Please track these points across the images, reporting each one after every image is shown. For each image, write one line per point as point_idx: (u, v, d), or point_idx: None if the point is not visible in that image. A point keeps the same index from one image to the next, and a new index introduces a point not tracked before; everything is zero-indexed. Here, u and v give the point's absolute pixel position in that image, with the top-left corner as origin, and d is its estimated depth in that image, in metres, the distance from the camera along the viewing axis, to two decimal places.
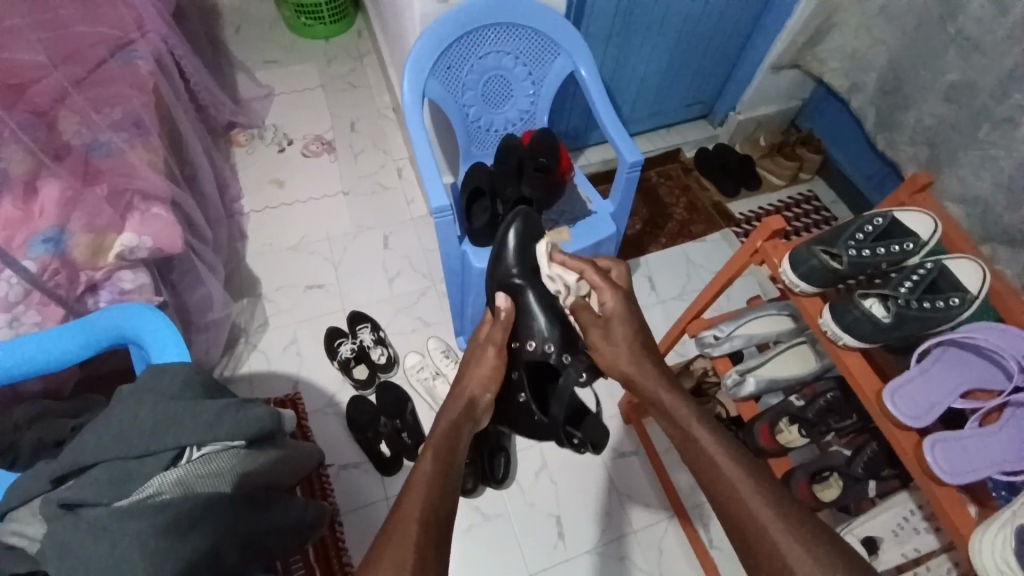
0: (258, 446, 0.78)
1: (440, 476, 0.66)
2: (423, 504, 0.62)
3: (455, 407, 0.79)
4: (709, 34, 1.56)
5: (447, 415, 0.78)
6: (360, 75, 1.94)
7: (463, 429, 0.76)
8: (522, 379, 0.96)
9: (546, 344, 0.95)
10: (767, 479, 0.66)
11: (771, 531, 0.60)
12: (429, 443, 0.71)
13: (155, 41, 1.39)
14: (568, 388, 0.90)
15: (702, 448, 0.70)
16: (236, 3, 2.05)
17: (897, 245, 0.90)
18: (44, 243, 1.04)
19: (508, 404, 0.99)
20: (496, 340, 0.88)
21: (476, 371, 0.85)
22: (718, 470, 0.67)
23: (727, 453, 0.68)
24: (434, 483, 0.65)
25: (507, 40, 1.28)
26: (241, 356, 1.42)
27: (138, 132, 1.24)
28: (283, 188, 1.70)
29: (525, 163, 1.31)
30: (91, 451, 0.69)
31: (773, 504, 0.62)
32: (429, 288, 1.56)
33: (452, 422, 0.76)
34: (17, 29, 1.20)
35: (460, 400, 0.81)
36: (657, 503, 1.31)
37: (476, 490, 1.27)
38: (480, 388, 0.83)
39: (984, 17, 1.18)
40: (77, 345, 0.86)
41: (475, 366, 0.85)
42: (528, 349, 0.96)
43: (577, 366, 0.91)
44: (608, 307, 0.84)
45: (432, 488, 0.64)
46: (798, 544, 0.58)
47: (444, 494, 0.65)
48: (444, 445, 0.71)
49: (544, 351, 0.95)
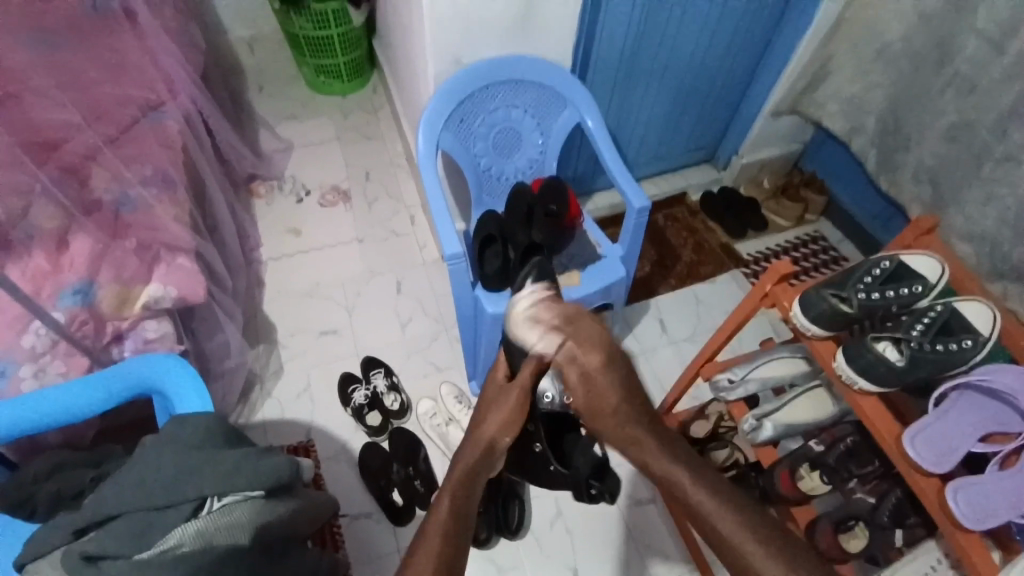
0: (277, 496, 0.78)
1: (453, 527, 0.65)
2: (431, 566, 0.62)
3: (474, 452, 0.72)
4: (708, 85, 1.64)
5: (461, 462, 0.71)
6: (374, 128, 2.02)
7: (480, 477, 0.71)
8: (538, 430, 0.99)
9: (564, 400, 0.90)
10: (778, 535, 0.65)
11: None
12: (443, 487, 0.69)
13: (185, 102, 1.48)
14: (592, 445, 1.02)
15: (705, 517, 0.66)
16: (259, 64, 2.17)
17: (906, 288, 0.91)
18: (73, 294, 1.09)
19: (527, 445, 1.04)
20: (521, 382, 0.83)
21: (495, 417, 0.73)
22: (724, 537, 0.65)
23: (735, 517, 0.65)
24: (447, 538, 0.64)
25: (517, 96, 1.35)
26: (255, 404, 1.43)
27: (165, 187, 1.30)
28: (299, 237, 1.75)
29: (534, 210, 1.35)
30: (113, 502, 0.69)
31: (774, 556, 0.63)
32: (442, 332, 1.58)
33: (470, 467, 0.70)
34: (43, 88, 1.21)
35: (478, 444, 0.73)
36: (677, 555, 1.27)
37: (491, 540, 1.24)
38: (500, 430, 0.73)
39: (980, 58, 1.22)
40: (102, 395, 0.87)
41: (494, 411, 0.73)
42: (545, 403, 0.94)
43: None
44: (583, 363, 0.67)
45: (440, 557, 0.62)
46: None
47: (454, 553, 0.63)
48: (459, 485, 0.69)
49: (564, 403, 0.93)
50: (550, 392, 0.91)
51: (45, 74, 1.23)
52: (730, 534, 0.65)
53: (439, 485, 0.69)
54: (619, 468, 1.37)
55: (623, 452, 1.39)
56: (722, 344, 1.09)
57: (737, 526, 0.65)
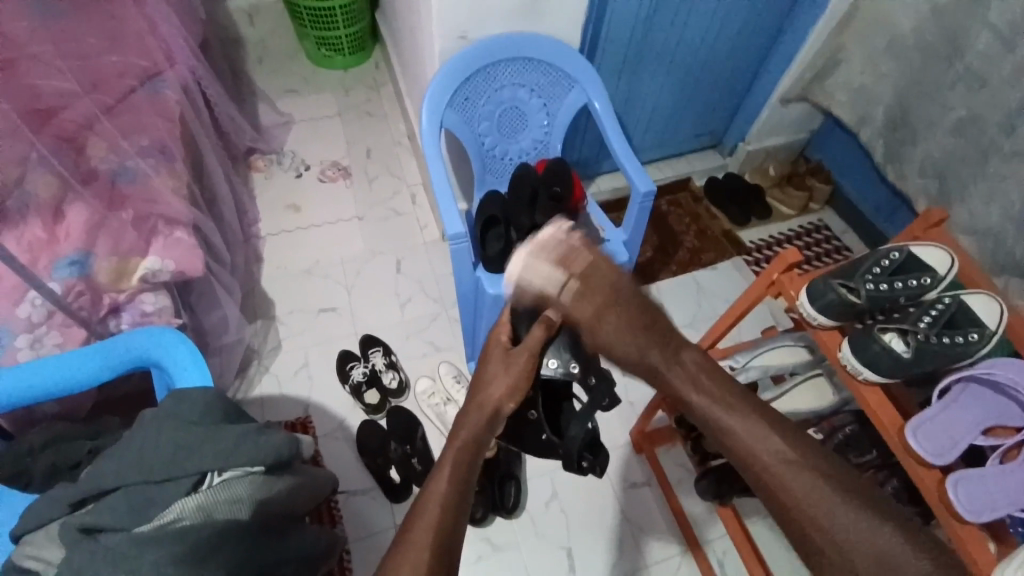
0: (276, 472, 0.78)
1: (452, 503, 0.64)
2: (435, 519, 0.62)
3: (476, 420, 0.72)
4: (718, 68, 1.60)
5: (463, 432, 0.71)
6: (375, 104, 1.99)
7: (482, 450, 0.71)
8: (537, 398, 0.99)
9: (572, 364, 0.95)
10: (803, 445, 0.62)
11: (791, 497, 0.59)
12: (445, 455, 0.68)
13: (183, 71, 1.44)
14: (592, 410, 0.97)
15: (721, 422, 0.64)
16: (258, 35, 2.12)
17: (914, 280, 0.90)
18: (69, 266, 1.06)
19: (520, 416, 1.00)
20: (532, 348, 0.79)
21: (499, 385, 0.76)
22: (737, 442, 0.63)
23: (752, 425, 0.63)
24: (445, 507, 0.63)
25: (523, 75, 1.32)
26: (253, 380, 1.43)
27: (164, 158, 1.27)
28: (299, 213, 1.73)
29: (539, 191, 1.32)
30: (113, 476, 0.69)
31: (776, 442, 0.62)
32: (441, 313, 1.57)
33: (472, 437, 0.71)
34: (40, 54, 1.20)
35: (484, 411, 0.73)
36: (670, 535, 1.29)
37: (486, 519, 1.26)
38: (505, 397, 0.76)
39: (991, 53, 1.20)
40: (100, 367, 0.87)
41: (501, 375, 0.78)
42: (548, 368, 0.95)
43: (600, 388, 0.96)
44: (589, 295, 0.72)
45: (445, 511, 0.63)
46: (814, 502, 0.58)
47: (457, 516, 0.63)
48: (464, 453, 0.69)
49: (567, 371, 0.95)
50: (555, 358, 0.95)
51: (48, 44, 1.24)
52: (724, 426, 0.64)
53: (438, 456, 0.68)
54: (614, 451, 1.37)
55: (619, 436, 1.39)
56: (727, 331, 1.07)
57: (732, 417, 0.64)
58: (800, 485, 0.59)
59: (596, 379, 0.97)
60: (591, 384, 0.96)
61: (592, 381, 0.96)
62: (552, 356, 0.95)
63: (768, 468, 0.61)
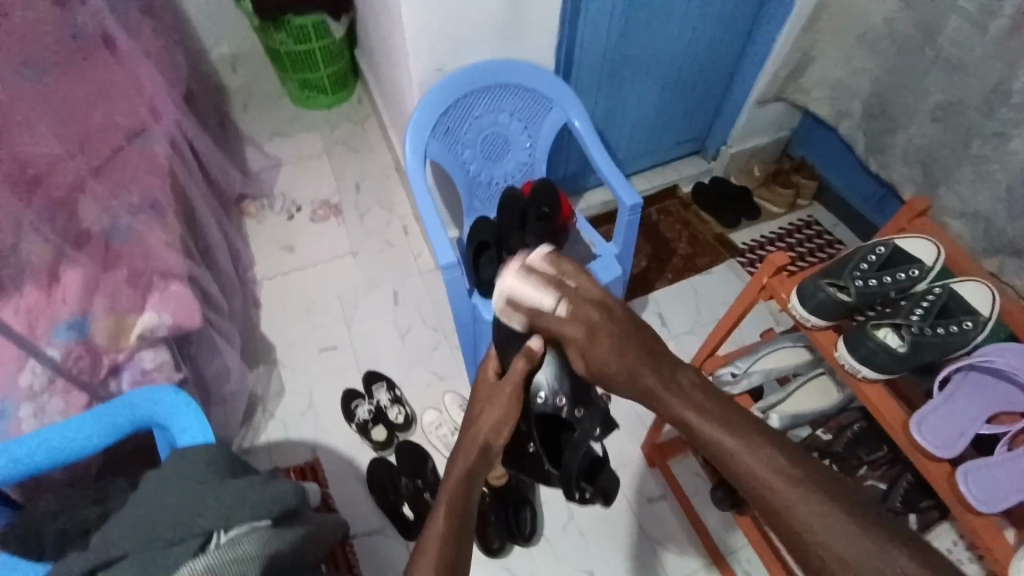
0: (283, 526, 0.77)
1: (452, 535, 0.65)
2: (438, 554, 0.63)
3: (469, 453, 0.74)
4: (693, 76, 1.63)
5: (458, 464, 0.73)
6: (361, 139, 2.02)
7: (478, 480, 0.71)
8: (532, 432, 0.98)
9: (557, 397, 0.94)
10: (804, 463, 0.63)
11: (797, 511, 0.60)
12: (441, 498, 0.69)
13: (169, 126, 1.47)
14: (583, 443, 0.89)
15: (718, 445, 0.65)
16: (242, 83, 2.16)
17: (902, 273, 0.90)
18: (68, 329, 1.08)
19: (523, 450, 1.02)
20: (516, 378, 0.80)
21: (490, 415, 0.78)
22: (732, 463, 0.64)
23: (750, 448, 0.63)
24: (448, 538, 0.64)
25: (502, 100, 1.35)
26: (259, 427, 1.43)
27: (155, 214, 1.31)
28: (293, 253, 1.74)
29: (528, 213, 1.34)
30: (119, 544, 0.68)
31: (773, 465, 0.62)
32: (442, 340, 1.57)
33: (467, 470, 0.72)
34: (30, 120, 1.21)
35: (475, 443, 0.75)
36: (691, 548, 1.27)
37: (504, 549, 1.24)
38: (496, 428, 0.77)
39: (962, 39, 1.22)
40: (104, 432, 0.87)
41: (489, 408, 0.79)
42: (538, 402, 0.95)
43: (589, 418, 0.93)
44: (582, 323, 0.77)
45: (445, 544, 0.64)
46: (822, 524, 0.59)
47: (459, 547, 0.64)
48: (457, 499, 0.69)
49: (555, 403, 0.95)
50: (544, 389, 0.95)
51: (27, 102, 1.21)
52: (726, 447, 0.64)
53: (436, 495, 0.70)
54: (627, 466, 1.36)
55: (630, 451, 1.38)
56: (724, 339, 1.06)
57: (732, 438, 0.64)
58: (798, 507, 0.60)
59: (590, 409, 0.94)
60: (579, 415, 0.94)
61: (581, 412, 0.95)
62: (541, 387, 0.95)
63: (765, 490, 0.61)
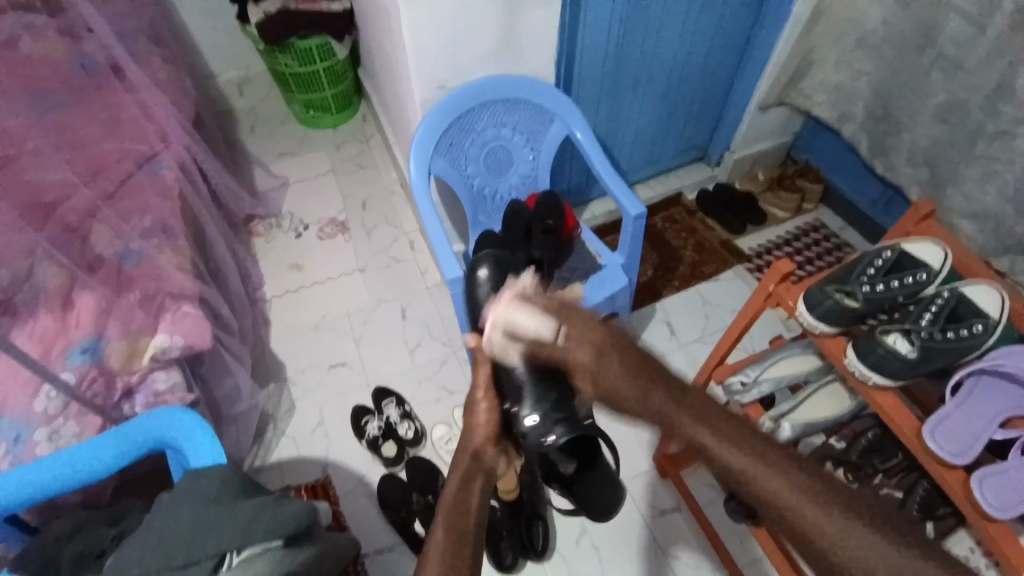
0: (296, 543, 0.78)
1: (452, 544, 0.67)
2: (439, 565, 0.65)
3: (463, 461, 0.77)
4: (693, 85, 1.64)
5: (454, 476, 0.75)
6: (367, 157, 2.04)
7: (474, 486, 0.74)
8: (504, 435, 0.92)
9: (517, 407, 0.86)
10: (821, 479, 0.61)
11: (832, 537, 0.58)
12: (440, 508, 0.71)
13: (179, 150, 1.47)
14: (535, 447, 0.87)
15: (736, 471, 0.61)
16: (249, 105, 2.20)
17: (911, 277, 0.90)
18: (82, 353, 1.09)
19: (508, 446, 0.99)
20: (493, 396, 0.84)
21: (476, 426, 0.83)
22: (757, 493, 0.60)
23: (775, 473, 0.61)
24: (448, 548, 0.67)
25: (504, 115, 1.36)
26: (270, 444, 1.43)
27: (166, 237, 1.30)
28: (302, 271, 1.76)
29: (532, 227, 1.34)
30: (133, 565, 0.69)
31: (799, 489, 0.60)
32: (451, 355, 1.57)
33: (464, 474, 0.75)
34: (45, 150, 1.31)
35: (465, 454, 0.79)
36: (707, 560, 1.26)
37: (516, 564, 1.23)
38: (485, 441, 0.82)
39: (962, 38, 1.21)
40: (117, 453, 0.87)
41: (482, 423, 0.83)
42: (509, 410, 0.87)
43: (547, 423, 0.86)
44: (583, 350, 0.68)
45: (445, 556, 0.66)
46: (859, 543, 0.57)
47: (459, 554, 0.66)
48: (451, 510, 0.70)
49: (517, 415, 0.86)
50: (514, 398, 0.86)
51: (43, 136, 1.33)
52: (741, 466, 0.61)
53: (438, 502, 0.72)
54: (639, 477, 1.35)
55: (641, 461, 1.37)
56: (731, 348, 1.05)
57: (747, 456, 0.61)
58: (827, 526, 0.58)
59: (548, 414, 0.86)
60: (535, 423, 0.86)
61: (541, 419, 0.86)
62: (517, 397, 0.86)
63: (795, 516, 0.59)
